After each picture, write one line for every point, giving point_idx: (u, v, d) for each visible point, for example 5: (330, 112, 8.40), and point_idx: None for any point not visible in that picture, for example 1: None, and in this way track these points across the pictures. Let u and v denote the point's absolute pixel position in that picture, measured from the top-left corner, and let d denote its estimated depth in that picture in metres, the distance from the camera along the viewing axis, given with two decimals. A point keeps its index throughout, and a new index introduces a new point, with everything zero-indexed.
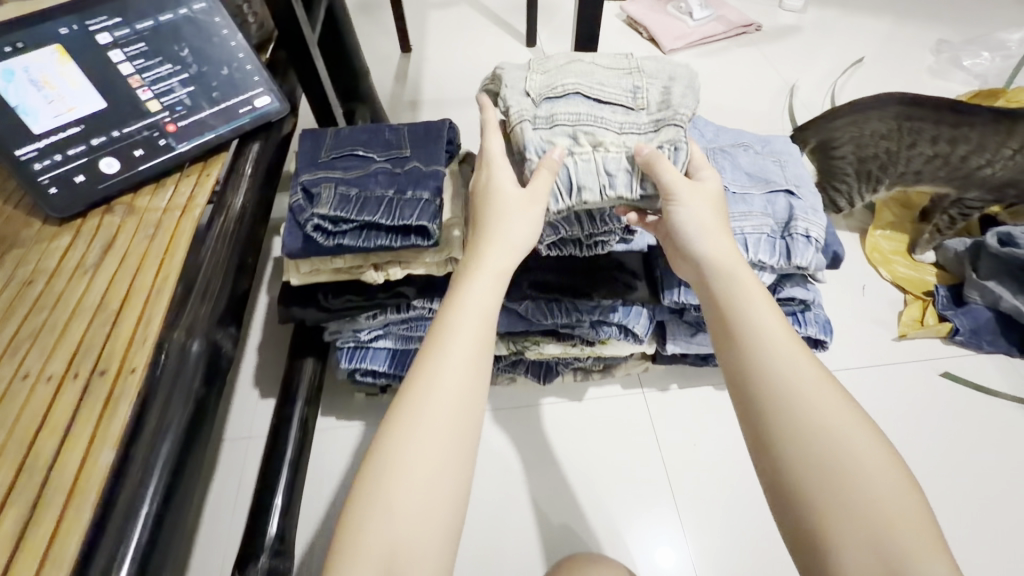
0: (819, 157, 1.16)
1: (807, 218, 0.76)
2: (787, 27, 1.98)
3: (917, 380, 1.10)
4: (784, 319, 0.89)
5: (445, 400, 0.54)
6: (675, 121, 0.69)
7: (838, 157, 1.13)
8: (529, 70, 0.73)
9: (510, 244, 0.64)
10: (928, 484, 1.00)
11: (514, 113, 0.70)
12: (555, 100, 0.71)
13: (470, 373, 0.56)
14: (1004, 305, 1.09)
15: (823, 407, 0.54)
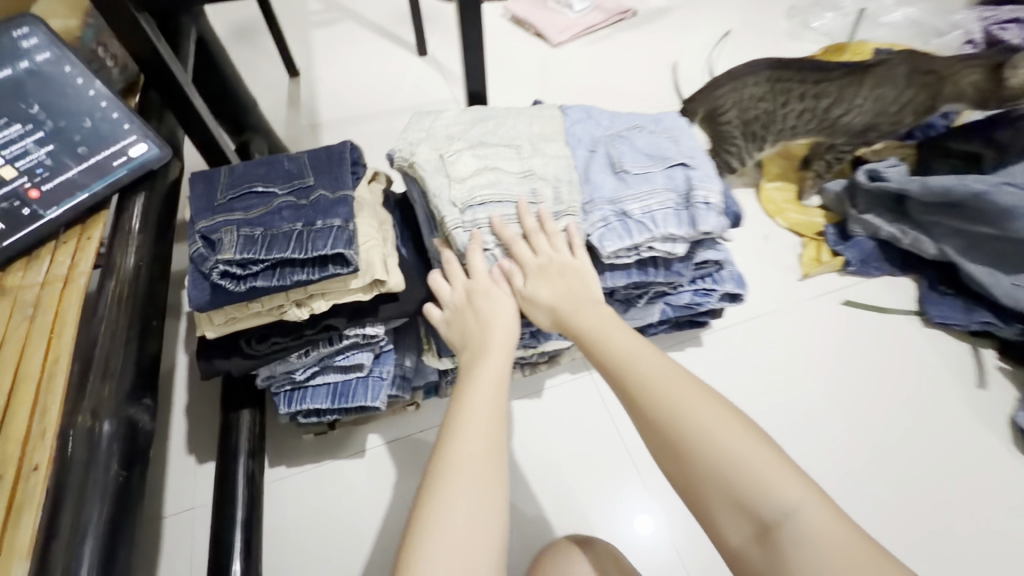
0: (710, 125, 1.28)
1: (706, 186, 0.81)
2: (659, 9, 2.11)
3: (824, 312, 1.20)
4: (703, 281, 0.95)
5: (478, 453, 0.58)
6: (571, 211, 0.81)
7: (725, 122, 1.26)
8: (448, 178, 0.81)
9: (502, 327, 0.71)
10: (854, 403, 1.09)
11: (448, 221, 0.78)
12: (477, 207, 0.79)
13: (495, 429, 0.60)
14: (882, 233, 1.22)
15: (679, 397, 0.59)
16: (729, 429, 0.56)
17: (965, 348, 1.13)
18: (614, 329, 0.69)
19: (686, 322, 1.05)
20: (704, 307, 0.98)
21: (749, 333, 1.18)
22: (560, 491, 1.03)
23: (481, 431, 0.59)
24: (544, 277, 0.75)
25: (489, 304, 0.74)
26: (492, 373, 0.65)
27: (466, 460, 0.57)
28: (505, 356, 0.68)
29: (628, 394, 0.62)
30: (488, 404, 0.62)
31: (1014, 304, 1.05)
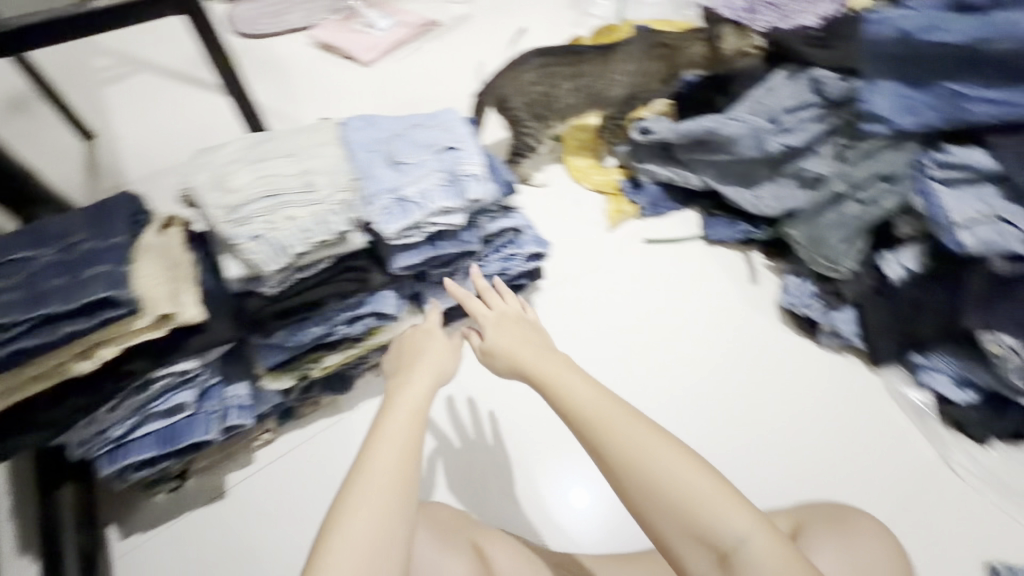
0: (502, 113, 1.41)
1: (467, 162, 0.94)
2: (459, 17, 2.27)
3: (631, 253, 1.39)
4: (507, 247, 1.10)
5: (382, 492, 0.63)
6: (341, 188, 0.85)
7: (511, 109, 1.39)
8: (221, 191, 0.84)
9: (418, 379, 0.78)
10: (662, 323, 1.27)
11: (214, 219, 0.81)
12: (244, 203, 0.82)
13: (401, 471, 0.65)
14: (661, 177, 1.45)
15: (644, 444, 0.65)
16: (689, 471, 0.63)
17: (739, 255, 1.37)
18: (576, 379, 0.73)
19: (508, 289, 1.17)
20: (513, 270, 1.11)
21: (573, 286, 1.33)
22: (429, 463, 1.07)
23: (384, 464, 0.65)
24: (507, 331, 0.86)
25: (427, 361, 0.83)
26: (400, 427, 0.69)
27: (376, 484, 0.63)
28: (418, 416, 0.72)
29: (585, 431, 0.68)
30: (391, 445, 0.67)
31: (756, 211, 1.30)
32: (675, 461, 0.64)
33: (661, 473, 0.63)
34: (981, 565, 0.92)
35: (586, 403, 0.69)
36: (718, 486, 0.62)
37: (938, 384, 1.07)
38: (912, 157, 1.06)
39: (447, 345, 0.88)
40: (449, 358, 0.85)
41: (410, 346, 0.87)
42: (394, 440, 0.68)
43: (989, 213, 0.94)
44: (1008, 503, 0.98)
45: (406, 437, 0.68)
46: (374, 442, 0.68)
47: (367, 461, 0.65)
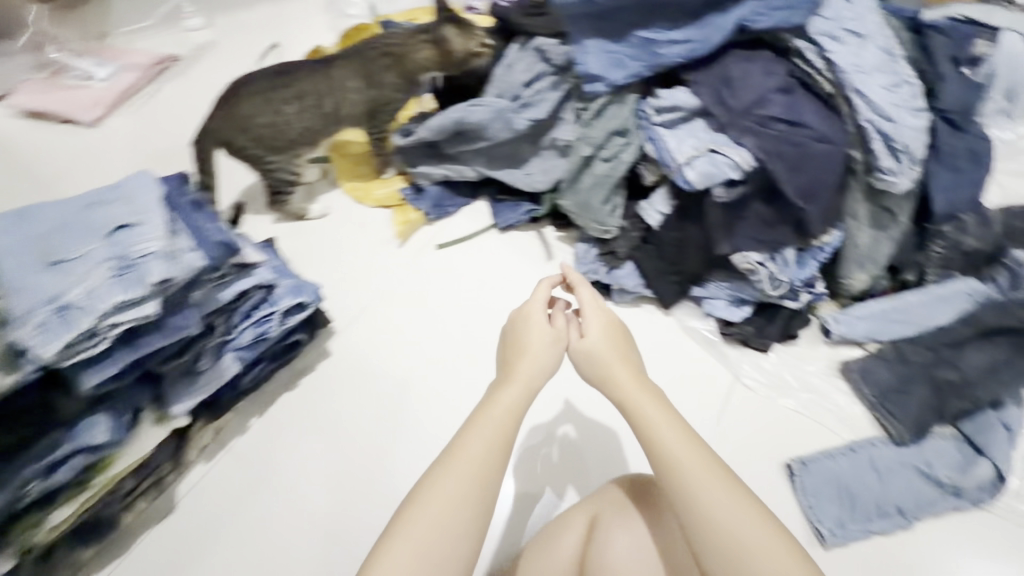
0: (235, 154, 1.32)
1: (146, 238, 0.79)
2: (200, 47, 2.01)
3: (427, 264, 1.32)
4: (259, 309, 0.97)
5: (435, 509, 0.64)
6: None
7: (242, 148, 1.31)
8: None
9: (536, 375, 0.80)
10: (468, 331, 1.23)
11: None
12: None
13: (455, 505, 0.65)
14: (439, 176, 1.38)
15: (726, 509, 0.64)
16: (736, 501, 0.65)
17: (534, 235, 1.35)
18: (669, 419, 0.73)
19: (285, 350, 1.05)
20: (275, 332, 0.99)
21: (374, 319, 1.23)
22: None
23: (489, 430, 0.71)
24: (599, 315, 0.86)
25: (536, 351, 0.82)
26: (514, 395, 0.76)
27: (445, 479, 0.66)
28: (529, 389, 0.78)
29: (642, 432, 0.73)
30: (493, 426, 0.72)
31: (531, 189, 1.29)
32: (761, 537, 0.62)
33: (730, 532, 0.63)
34: (781, 467, 0.99)
35: (650, 405, 0.75)
36: (776, 535, 0.62)
37: (717, 308, 1.14)
38: (633, 107, 1.09)
39: (543, 329, 0.85)
40: (546, 338, 0.83)
41: (517, 335, 0.85)
42: (471, 461, 0.68)
43: (702, 148, 0.98)
44: (793, 401, 1.06)
45: (504, 423, 0.73)
46: (439, 474, 0.67)
47: (458, 447, 0.70)
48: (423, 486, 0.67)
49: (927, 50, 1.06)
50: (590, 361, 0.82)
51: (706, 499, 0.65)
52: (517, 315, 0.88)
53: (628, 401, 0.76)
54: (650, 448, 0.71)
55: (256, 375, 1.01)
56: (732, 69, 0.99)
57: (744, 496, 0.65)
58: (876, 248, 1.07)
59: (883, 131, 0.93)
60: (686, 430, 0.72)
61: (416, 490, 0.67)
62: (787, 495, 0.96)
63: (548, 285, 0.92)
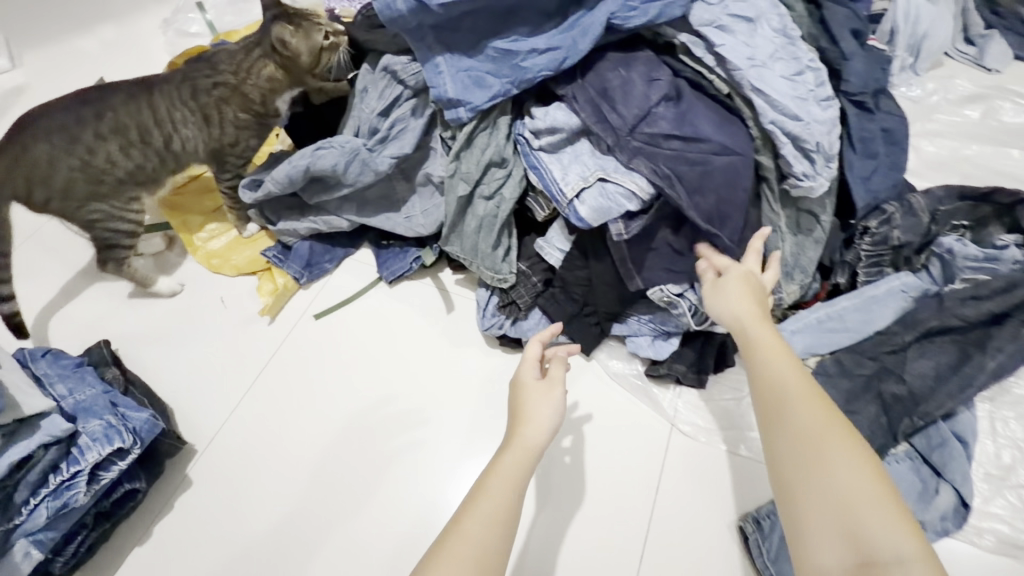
0: (42, 210, 1.05)
1: None
2: (7, 98, 1.66)
3: (304, 339, 1.10)
4: (55, 475, 0.74)
5: (504, 480, 0.63)
6: None
7: (47, 202, 1.04)
8: None
9: (548, 420, 0.70)
10: (383, 403, 1.03)
11: None
12: None
13: (518, 476, 0.64)
14: (305, 229, 1.16)
15: (810, 420, 0.61)
16: (843, 439, 0.59)
17: (427, 283, 1.16)
18: (772, 337, 0.70)
19: (116, 506, 0.82)
20: (85, 497, 0.75)
21: (246, 420, 1.01)
22: None
23: (494, 500, 0.60)
24: (735, 271, 0.80)
25: (535, 414, 0.70)
26: (516, 462, 0.65)
27: (515, 449, 0.66)
28: (534, 454, 0.66)
29: (749, 359, 0.70)
30: (497, 494, 0.61)
31: (414, 232, 1.10)
32: (840, 459, 0.57)
33: (818, 458, 0.58)
34: (734, 528, 0.87)
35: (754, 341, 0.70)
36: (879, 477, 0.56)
37: (641, 347, 0.99)
38: (509, 130, 0.96)
39: (539, 389, 0.73)
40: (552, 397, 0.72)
41: (518, 400, 0.72)
42: (532, 435, 0.68)
43: (592, 176, 0.87)
44: (737, 443, 0.93)
45: (512, 482, 0.63)
46: (504, 453, 0.67)
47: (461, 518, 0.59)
48: (495, 458, 0.66)
49: (826, 24, 0.93)
50: (721, 311, 0.78)
51: (789, 412, 0.62)
52: (525, 361, 0.77)
53: (734, 318, 0.75)
54: (749, 365, 0.70)
55: (74, 553, 0.77)
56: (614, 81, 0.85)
57: (831, 413, 0.61)
58: (801, 254, 0.96)
59: (791, 132, 0.82)
60: (788, 350, 0.69)
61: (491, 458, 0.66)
62: (741, 561, 0.85)
63: (539, 343, 0.80)
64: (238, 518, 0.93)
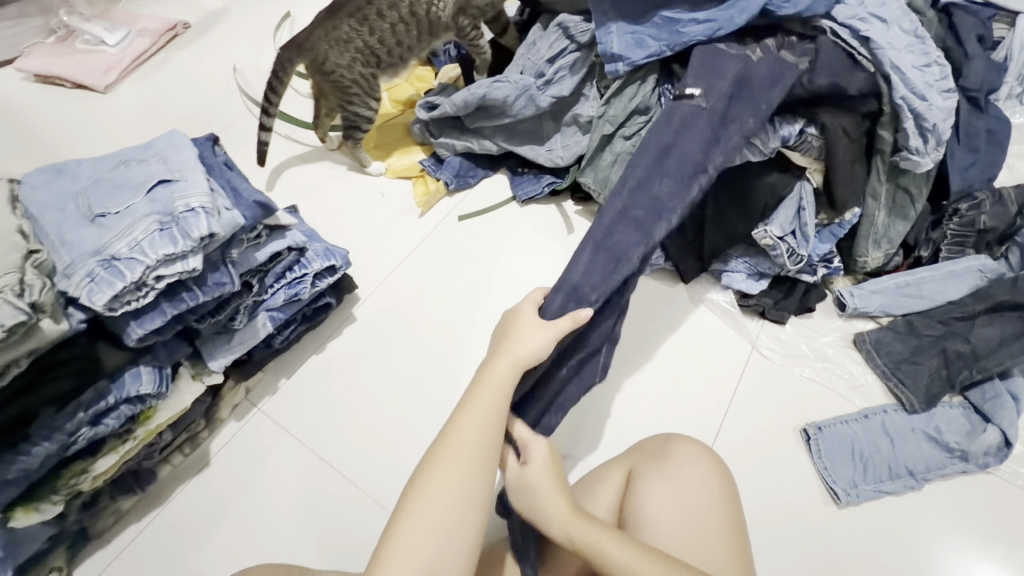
0: (322, 78, 1.28)
1: (187, 194, 0.79)
2: (213, 12, 1.97)
3: (448, 234, 1.32)
4: (291, 272, 0.98)
5: (469, 445, 0.67)
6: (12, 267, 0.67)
7: (331, 71, 1.27)
8: None
9: (533, 351, 0.74)
10: (410, 319, 1.19)
11: None
12: None
13: (488, 429, 0.69)
14: (460, 147, 1.38)
15: None
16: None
17: (553, 207, 1.36)
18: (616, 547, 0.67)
19: (313, 313, 1.07)
20: (306, 295, 1.00)
21: (397, 285, 1.24)
22: (270, 520, 0.97)
23: (477, 423, 0.69)
24: (518, 485, 0.73)
25: (514, 344, 0.75)
26: (503, 370, 0.73)
27: (476, 410, 0.70)
28: (520, 365, 0.73)
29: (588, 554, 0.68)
30: (480, 420, 0.69)
31: (552, 163, 1.29)
32: None
33: None
34: (797, 431, 1.02)
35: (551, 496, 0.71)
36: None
37: (735, 281, 1.15)
38: (655, 86, 1.13)
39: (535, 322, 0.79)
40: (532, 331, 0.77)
41: (509, 322, 0.79)
42: (487, 405, 0.70)
43: None
44: (808, 370, 1.09)
45: (484, 417, 0.69)
46: (465, 409, 0.70)
47: (433, 456, 0.68)
48: (457, 414, 0.70)
49: (954, 28, 1.08)
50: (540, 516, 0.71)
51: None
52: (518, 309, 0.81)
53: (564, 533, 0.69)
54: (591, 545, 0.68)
55: (287, 337, 1.03)
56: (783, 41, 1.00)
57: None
58: (891, 227, 1.11)
59: (915, 110, 0.97)
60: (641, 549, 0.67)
61: (453, 414, 0.70)
62: (803, 458, 0.99)
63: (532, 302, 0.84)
64: (376, 354, 1.15)
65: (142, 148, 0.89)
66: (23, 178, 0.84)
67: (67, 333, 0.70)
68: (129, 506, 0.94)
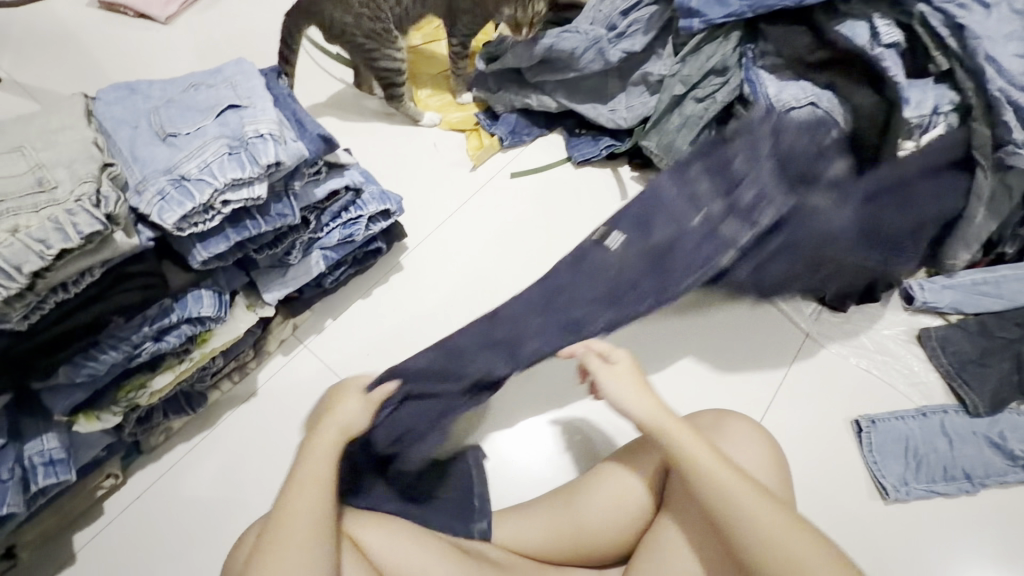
0: (341, 40, 1.23)
1: (256, 120, 0.78)
2: None
3: (498, 190, 1.29)
4: (347, 212, 0.98)
5: (308, 501, 0.67)
6: (91, 178, 0.67)
7: (344, 29, 1.21)
8: None
9: (355, 423, 0.77)
10: (453, 276, 1.18)
11: None
12: None
13: (317, 497, 0.67)
14: (519, 103, 1.33)
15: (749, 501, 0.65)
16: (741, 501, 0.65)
17: (609, 172, 1.31)
18: (705, 454, 0.69)
19: (363, 256, 1.06)
20: (360, 237, 1.00)
21: (445, 238, 1.23)
22: None
23: (312, 494, 0.68)
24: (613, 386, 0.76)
25: (344, 412, 0.77)
26: (323, 447, 0.73)
27: (305, 495, 0.67)
28: (343, 438, 0.75)
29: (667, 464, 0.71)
30: (310, 498, 0.67)
31: (614, 125, 1.24)
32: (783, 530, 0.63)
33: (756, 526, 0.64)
34: (849, 423, 0.98)
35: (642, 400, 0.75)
36: (778, 512, 0.64)
37: None
38: (738, 45, 1.06)
39: (365, 402, 0.80)
40: (347, 406, 0.78)
41: (337, 398, 0.81)
42: (315, 483, 0.69)
43: (805, 100, 0.99)
44: (867, 362, 1.04)
45: (319, 472, 0.70)
46: (287, 502, 0.67)
47: (274, 524, 0.65)
48: (284, 499, 0.67)
49: None
50: (623, 406, 0.75)
51: (722, 488, 0.66)
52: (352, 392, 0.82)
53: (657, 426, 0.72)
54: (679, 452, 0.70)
55: (338, 278, 1.03)
56: (807, 118, 0.97)
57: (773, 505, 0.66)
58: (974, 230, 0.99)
59: (1017, 101, 0.88)
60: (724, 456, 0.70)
61: (274, 508, 0.67)
62: (851, 450, 0.96)
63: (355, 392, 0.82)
64: (420, 305, 1.14)
65: (211, 74, 0.88)
66: (98, 97, 0.84)
67: (137, 249, 0.71)
68: (179, 426, 0.97)
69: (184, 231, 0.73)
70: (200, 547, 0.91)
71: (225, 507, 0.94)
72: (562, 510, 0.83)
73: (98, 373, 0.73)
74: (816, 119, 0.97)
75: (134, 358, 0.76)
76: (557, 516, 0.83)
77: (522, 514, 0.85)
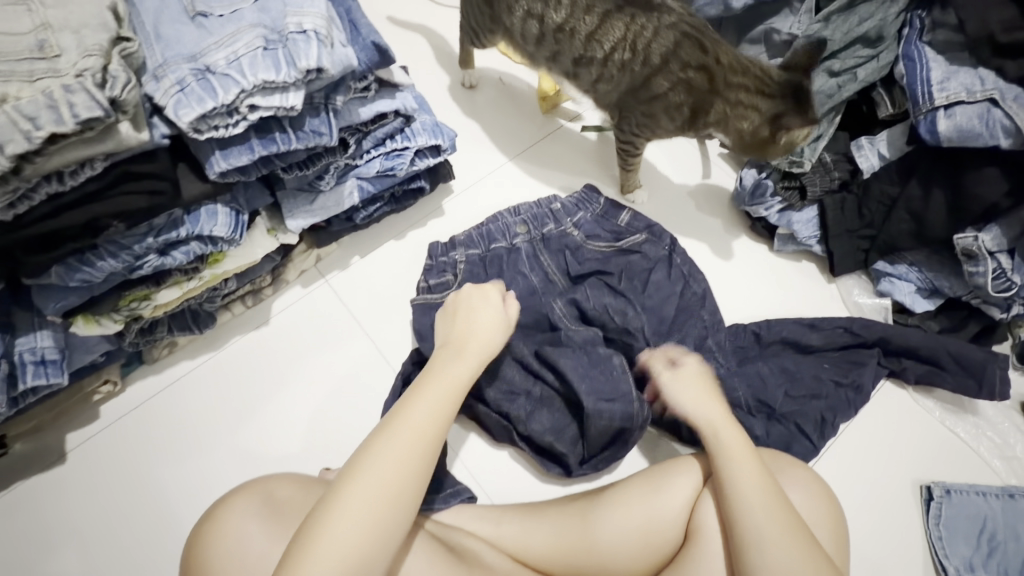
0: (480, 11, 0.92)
1: (301, 12, 0.64)
2: None
3: (564, 144, 1.13)
4: (392, 141, 0.85)
5: (404, 436, 0.57)
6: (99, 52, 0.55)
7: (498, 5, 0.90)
8: None
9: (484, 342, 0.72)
10: None
11: None
12: None
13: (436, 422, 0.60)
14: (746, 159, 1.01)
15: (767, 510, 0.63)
16: (781, 513, 0.62)
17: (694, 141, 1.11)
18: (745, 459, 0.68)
19: (402, 194, 0.94)
20: (402, 172, 0.87)
21: (495, 187, 1.08)
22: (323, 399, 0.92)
23: (399, 448, 0.56)
24: (675, 386, 0.79)
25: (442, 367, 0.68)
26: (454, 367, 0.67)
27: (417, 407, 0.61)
28: (472, 368, 0.68)
29: (721, 482, 0.67)
30: (388, 468, 0.55)
31: None
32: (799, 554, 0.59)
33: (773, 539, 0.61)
34: (916, 488, 0.86)
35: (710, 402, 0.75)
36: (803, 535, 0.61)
37: (899, 291, 0.93)
38: (904, 11, 0.86)
39: (490, 318, 0.76)
40: (485, 325, 0.74)
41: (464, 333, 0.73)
42: (427, 400, 0.61)
43: (981, 94, 0.76)
44: (957, 423, 0.89)
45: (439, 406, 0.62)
46: (392, 422, 0.59)
47: (342, 490, 0.53)
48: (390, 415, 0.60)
49: None
50: (681, 404, 0.77)
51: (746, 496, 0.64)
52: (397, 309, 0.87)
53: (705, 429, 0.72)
54: (721, 458, 0.69)
55: (371, 213, 0.92)
56: (971, 123, 0.76)
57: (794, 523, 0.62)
58: None
59: None
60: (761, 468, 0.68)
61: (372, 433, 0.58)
62: (913, 516, 0.84)
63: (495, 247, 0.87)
64: None
65: None
66: None
67: (149, 147, 0.61)
68: (183, 342, 0.91)
69: (201, 135, 0.63)
70: (191, 474, 0.87)
71: (221, 438, 0.89)
72: (576, 520, 0.74)
73: (96, 280, 0.65)
74: (976, 129, 0.76)
75: (137, 270, 0.68)
76: (569, 528, 0.74)
77: (530, 518, 0.76)
